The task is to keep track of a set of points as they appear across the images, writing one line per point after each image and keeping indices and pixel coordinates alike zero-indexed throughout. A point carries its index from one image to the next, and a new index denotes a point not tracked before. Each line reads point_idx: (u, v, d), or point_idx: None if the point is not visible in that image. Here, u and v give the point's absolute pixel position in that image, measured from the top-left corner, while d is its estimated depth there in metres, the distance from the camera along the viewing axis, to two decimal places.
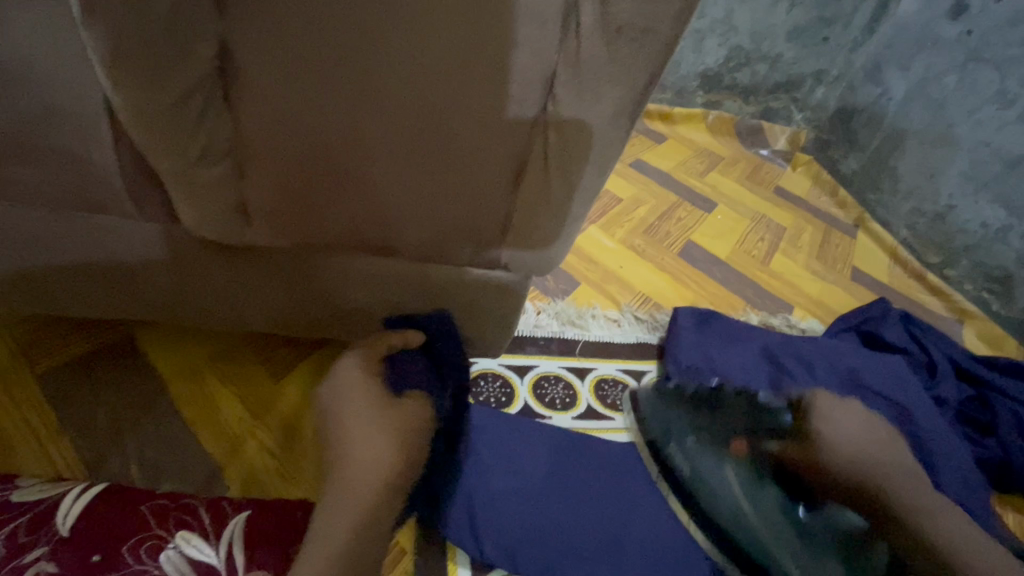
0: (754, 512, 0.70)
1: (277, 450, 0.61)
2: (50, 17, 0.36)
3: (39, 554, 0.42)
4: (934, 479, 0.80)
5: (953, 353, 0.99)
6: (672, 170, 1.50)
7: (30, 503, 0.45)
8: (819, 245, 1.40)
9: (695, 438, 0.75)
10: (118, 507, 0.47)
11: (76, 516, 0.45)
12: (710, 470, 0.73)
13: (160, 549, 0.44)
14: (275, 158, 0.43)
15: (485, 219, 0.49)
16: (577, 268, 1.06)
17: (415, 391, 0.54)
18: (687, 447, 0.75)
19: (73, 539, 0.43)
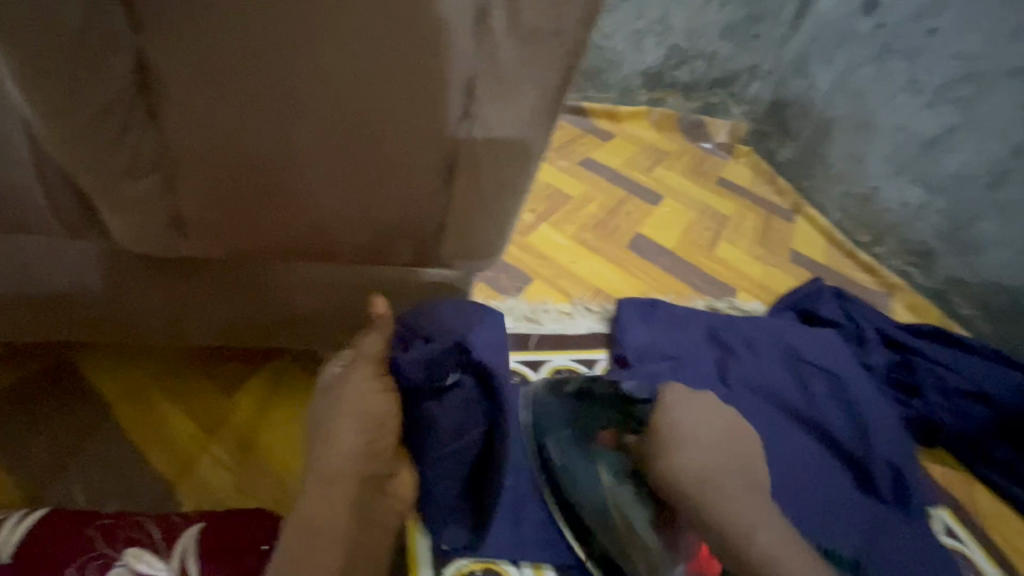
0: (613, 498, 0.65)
1: (232, 464, 0.61)
2: None
3: None
4: (867, 441, 0.86)
5: (880, 322, 1.05)
6: (620, 167, 1.56)
7: None
8: (759, 231, 1.48)
9: (570, 429, 0.70)
10: (60, 528, 0.50)
11: (15, 545, 0.48)
12: (578, 466, 0.68)
13: (109, 566, 0.48)
14: (205, 168, 0.43)
15: (421, 220, 0.51)
16: (530, 266, 1.09)
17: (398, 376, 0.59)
18: (565, 443, 0.70)
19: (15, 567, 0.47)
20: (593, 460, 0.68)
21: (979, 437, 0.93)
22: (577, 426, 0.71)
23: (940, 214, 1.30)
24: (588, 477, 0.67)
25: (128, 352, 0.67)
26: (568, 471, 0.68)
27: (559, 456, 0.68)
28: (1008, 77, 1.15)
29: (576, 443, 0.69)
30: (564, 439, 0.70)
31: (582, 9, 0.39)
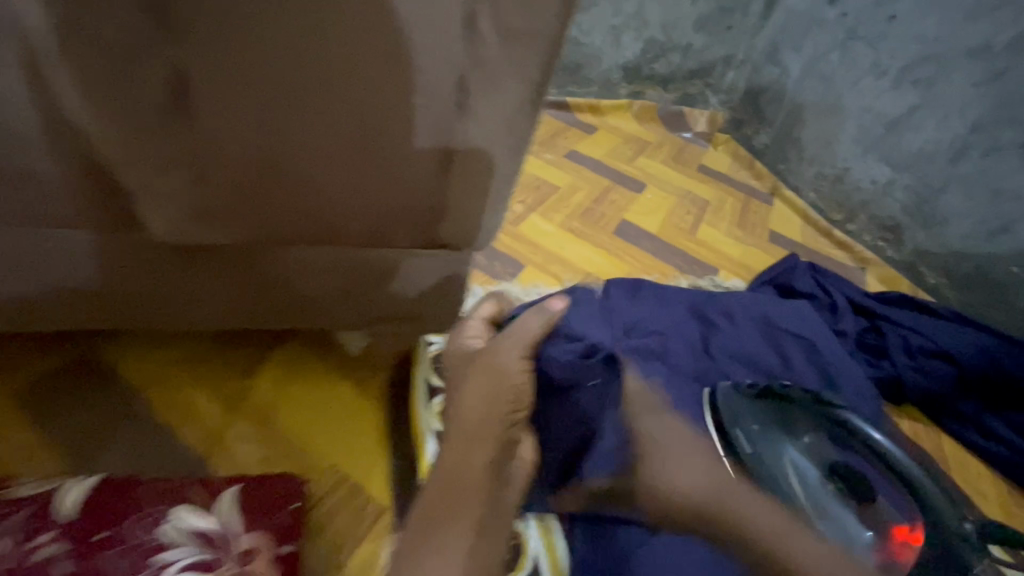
0: (799, 490, 0.71)
1: (256, 437, 0.67)
2: (33, 62, 0.42)
3: (47, 538, 0.51)
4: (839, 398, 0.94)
5: (850, 292, 1.13)
6: (605, 158, 1.63)
7: (36, 495, 0.54)
8: (739, 213, 1.55)
9: (757, 423, 0.77)
10: (113, 492, 0.55)
11: (74, 505, 0.54)
12: (772, 453, 0.74)
13: (158, 524, 0.53)
14: (232, 163, 0.49)
15: (422, 205, 0.57)
16: (521, 253, 1.15)
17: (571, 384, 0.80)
18: (753, 432, 0.76)
19: (74, 525, 0.53)
20: (779, 448, 0.75)
21: (946, 393, 1.00)
22: (772, 416, 0.78)
23: (906, 190, 1.38)
24: (779, 465, 0.73)
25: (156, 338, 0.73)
26: (761, 461, 0.73)
27: (749, 443, 0.75)
28: (963, 58, 1.22)
29: (761, 436, 0.76)
30: (753, 431, 0.76)
31: (557, 13, 0.46)
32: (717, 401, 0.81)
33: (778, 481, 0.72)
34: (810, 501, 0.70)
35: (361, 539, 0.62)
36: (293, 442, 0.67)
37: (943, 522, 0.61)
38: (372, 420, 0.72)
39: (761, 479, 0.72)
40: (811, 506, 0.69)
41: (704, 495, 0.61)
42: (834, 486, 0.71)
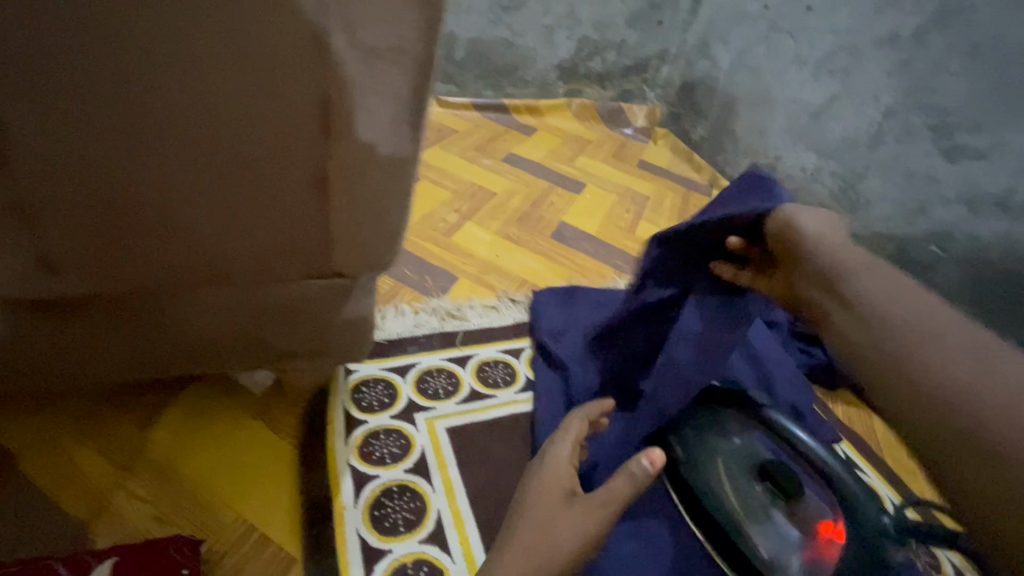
0: (733, 498, 0.69)
1: (152, 495, 0.61)
2: None
3: None
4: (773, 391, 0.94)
5: None
6: (545, 162, 1.62)
7: None
8: (678, 208, 1.56)
9: (690, 426, 0.75)
10: None
11: None
12: (705, 459, 0.72)
13: None
14: (74, 208, 0.45)
15: (308, 235, 0.53)
16: (454, 265, 1.11)
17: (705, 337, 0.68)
18: (686, 437, 0.74)
19: None
20: (711, 454, 0.72)
21: None
22: (706, 419, 0.75)
23: (833, 176, 1.40)
24: (712, 473, 0.71)
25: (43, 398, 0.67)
26: (696, 470, 0.72)
27: (682, 450, 0.74)
28: (875, 46, 1.27)
29: (695, 442, 0.74)
30: (687, 436, 0.75)
31: (420, 25, 0.43)
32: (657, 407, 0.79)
33: (711, 489, 0.71)
34: (741, 508, 0.69)
35: None
36: (195, 497, 0.62)
37: (862, 517, 0.60)
38: (281, 463, 0.67)
39: (694, 488, 0.72)
40: (743, 516, 0.68)
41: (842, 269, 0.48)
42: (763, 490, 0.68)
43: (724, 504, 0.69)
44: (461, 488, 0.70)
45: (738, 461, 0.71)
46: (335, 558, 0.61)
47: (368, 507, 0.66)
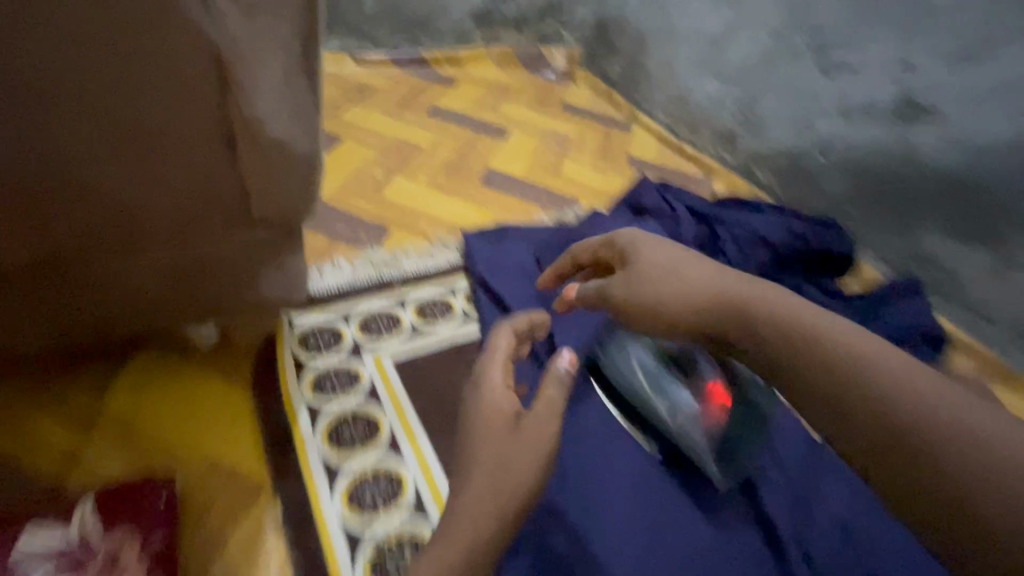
0: (645, 382, 0.80)
1: (117, 446, 0.67)
2: None
3: None
4: None
5: (691, 201, 1.25)
6: (469, 112, 1.66)
7: None
8: (599, 144, 1.65)
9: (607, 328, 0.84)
10: None
11: None
12: (620, 355, 0.81)
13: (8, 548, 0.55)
14: (4, 177, 0.51)
15: (224, 187, 0.59)
16: (387, 218, 1.16)
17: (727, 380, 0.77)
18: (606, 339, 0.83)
19: None
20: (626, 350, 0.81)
21: (772, 273, 1.14)
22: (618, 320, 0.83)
23: (735, 100, 1.52)
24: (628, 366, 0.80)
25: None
26: (615, 366, 0.81)
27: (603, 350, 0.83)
28: None
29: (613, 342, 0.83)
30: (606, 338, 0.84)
31: None
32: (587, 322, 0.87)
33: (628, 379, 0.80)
34: (652, 389, 0.79)
35: (244, 511, 0.65)
36: (159, 442, 0.68)
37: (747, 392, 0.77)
38: (237, 402, 0.74)
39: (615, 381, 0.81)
40: (656, 396, 0.78)
41: (722, 314, 0.51)
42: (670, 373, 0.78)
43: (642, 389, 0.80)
44: (412, 409, 0.78)
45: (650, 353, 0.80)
46: (300, 471, 0.69)
47: (325, 431, 0.73)
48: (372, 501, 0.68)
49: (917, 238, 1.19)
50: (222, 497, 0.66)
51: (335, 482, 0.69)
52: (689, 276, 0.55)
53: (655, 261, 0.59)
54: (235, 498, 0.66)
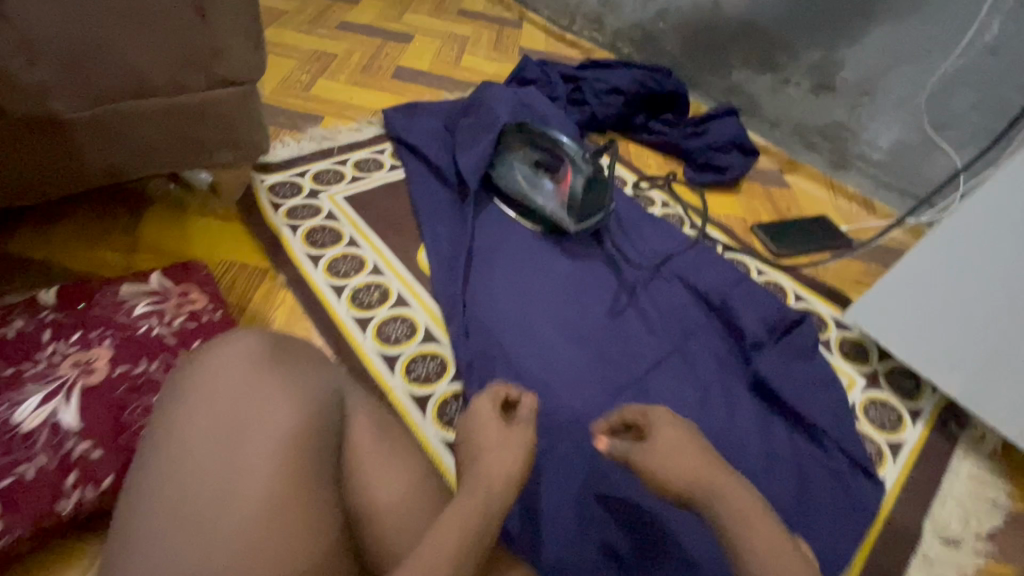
0: (522, 180, 1.17)
1: (158, 258, 0.97)
2: None
3: (46, 311, 0.77)
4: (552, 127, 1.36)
5: (562, 69, 1.57)
6: (374, 22, 1.89)
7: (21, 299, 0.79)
8: (493, 40, 1.92)
9: (495, 153, 1.21)
10: (75, 285, 0.81)
11: (53, 291, 0.80)
12: (505, 168, 1.19)
13: (116, 290, 0.82)
14: (56, 50, 0.77)
15: (196, 50, 0.86)
16: (319, 109, 1.43)
17: (731, 338, 0.99)
18: (495, 161, 1.21)
19: (59, 301, 0.79)
20: (510, 165, 1.20)
21: (625, 114, 1.51)
22: (502, 148, 1.21)
23: None
24: (510, 173, 1.19)
25: (56, 216, 0.99)
26: (501, 176, 1.19)
27: (492, 167, 1.21)
28: None
29: (499, 161, 1.21)
30: (494, 159, 1.21)
31: None
32: (478, 146, 1.21)
33: (511, 181, 1.18)
34: (527, 183, 1.17)
35: (259, 281, 0.97)
36: (187, 252, 0.99)
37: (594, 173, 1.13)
38: (235, 228, 1.05)
39: (503, 185, 1.19)
40: (529, 187, 1.16)
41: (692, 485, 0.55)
42: (539, 171, 1.17)
43: (521, 185, 1.17)
44: (363, 222, 1.12)
45: (525, 162, 1.19)
46: (288, 256, 1.01)
47: (303, 236, 1.05)
48: (345, 270, 1.01)
49: (730, 74, 1.56)
50: (242, 278, 0.97)
51: (317, 261, 1.01)
52: (682, 460, 0.56)
53: (664, 438, 0.60)
54: (249, 276, 0.97)
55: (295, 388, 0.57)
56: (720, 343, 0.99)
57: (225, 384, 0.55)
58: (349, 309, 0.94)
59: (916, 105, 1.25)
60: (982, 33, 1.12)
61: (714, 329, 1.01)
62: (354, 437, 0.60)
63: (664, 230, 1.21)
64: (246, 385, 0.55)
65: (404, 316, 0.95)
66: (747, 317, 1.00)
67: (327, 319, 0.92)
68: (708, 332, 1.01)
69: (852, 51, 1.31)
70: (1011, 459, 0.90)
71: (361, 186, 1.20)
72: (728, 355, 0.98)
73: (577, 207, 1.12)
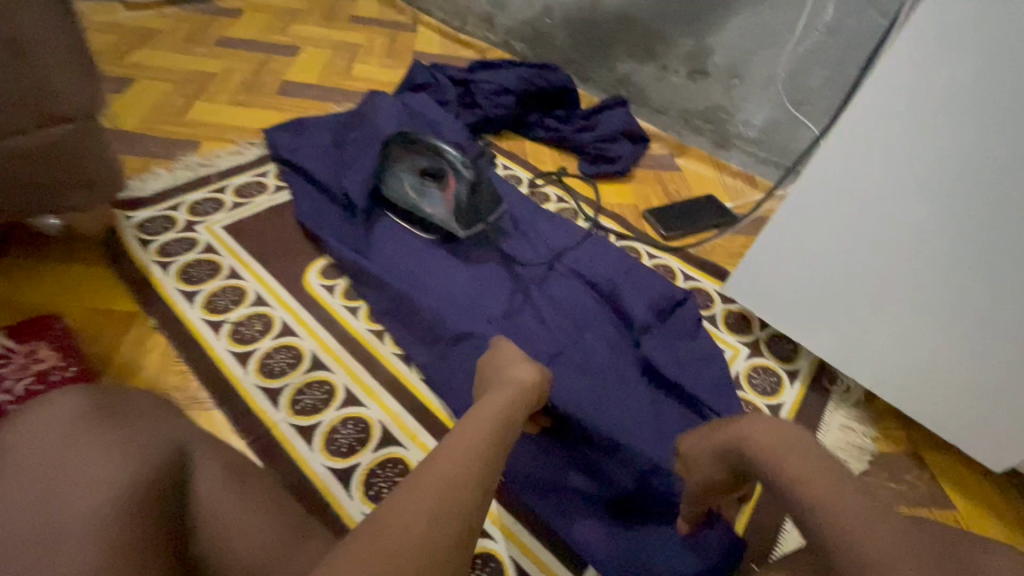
0: (411, 191, 1.15)
1: (9, 316, 0.89)
2: None
3: None
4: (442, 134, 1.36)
5: (452, 72, 1.57)
6: (257, 36, 1.81)
7: None
8: (387, 46, 1.89)
9: (381, 166, 1.18)
10: None
11: None
12: (393, 180, 1.16)
13: None
14: None
15: (20, 86, 0.79)
16: (196, 134, 1.35)
17: (621, 329, 1.02)
18: (383, 174, 1.18)
19: None
20: (398, 175, 1.17)
21: (517, 113, 1.52)
22: (389, 159, 1.18)
23: None
24: (398, 184, 1.16)
25: None
26: (390, 188, 1.16)
27: (381, 180, 1.17)
28: None
29: (387, 173, 1.18)
30: (381, 172, 1.18)
31: None
32: (364, 160, 1.18)
33: (399, 192, 1.15)
34: (415, 193, 1.14)
35: (127, 328, 0.90)
36: (44, 305, 0.91)
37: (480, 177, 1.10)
38: (99, 273, 0.98)
39: (392, 197, 1.16)
40: (417, 197, 1.14)
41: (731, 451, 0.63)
42: (428, 180, 1.14)
43: (410, 196, 1.14)
44: (245, 252, 1.07)
45: (414, 172, 1.16)
46: (161, 297, 0.95)
47: (176, 273, 1.00)
48: (224, 304, 0.97)
49: (616, 66, 1.61)
50: (108, 326, 0.90)
51: (193, 299, 0.96)
52: (712, 437, 0.67)
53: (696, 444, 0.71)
54: (117, 324, 0.91)
55: (121, 434, 0.52)
56: (610, 331, 1.02)
57: (40, 446, 0.50)
58: (229, 346, 0.90)
59: (778, 85, 1.34)
60: (820, 15, 1.21)
61: (607, 320, 1.03)
62: (195, 478, 0.54)
63: (559, 224, 1.22)
64: (70, 444, 0.50)
65: (289, 345, 0.92)
66: (637, 303, 1.03)
67: (203, 359, 0.87)
68: (601, 321, 1.03)
69: (718, 37, 1.38)
70: (875, 406, 0.99)
71: (242, 213, 1.15)
72: (620, 345, 1.00)
73: (467, 210, 1.09)
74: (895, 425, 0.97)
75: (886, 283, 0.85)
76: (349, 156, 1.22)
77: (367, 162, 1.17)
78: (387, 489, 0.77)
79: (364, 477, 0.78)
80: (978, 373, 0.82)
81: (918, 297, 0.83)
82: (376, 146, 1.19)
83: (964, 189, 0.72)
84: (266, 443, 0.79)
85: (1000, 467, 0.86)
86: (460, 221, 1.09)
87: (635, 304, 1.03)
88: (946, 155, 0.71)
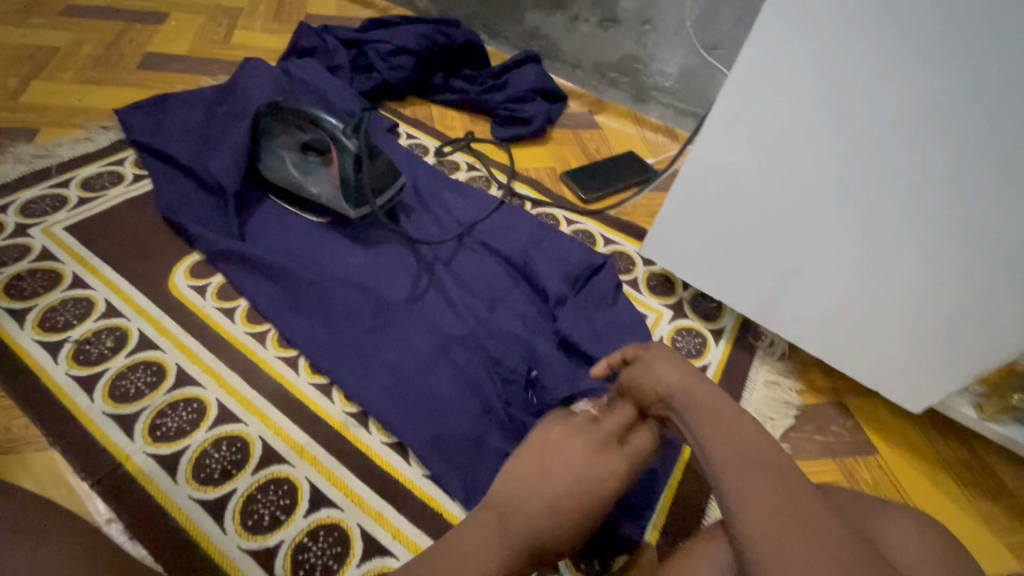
0: (294, 169, 0.99)
1: None
2: None
3: None
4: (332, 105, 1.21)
5: (341, 33, 1.40)
6: (112, 2, 1.55)
7: None
8: (271, 9, 1.68)
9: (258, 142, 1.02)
10: None
11: None
12: (273, 158, 1.01)
13: None
14: None
15: None
16: (32, 121, 1.14)
17: (537, 302, 0.95)
18: (262, 151, 1.02)
19: None
20: (278, 152, 1.01)
21: (419, 75, 1.38)
22: (266, 134, 1.02)
23: None
24: (279, 163, 1.01)
25: None
26: (271, 168, 1.01)
27: (262, 159, 1.02)
28: None
29: (267, 150, 1.02)
30: (260, 150, 1.02)
31: None
32: (235, 138, 1.02)
33: (280, 171, 1.00)
34: (298, 172, 0.99)
35: None
36: None
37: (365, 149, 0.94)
38: None
39: (274, 178, 1.01)
40: (301, 176, 0.99)
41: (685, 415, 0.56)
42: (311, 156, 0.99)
43: (293, 175, 0.99)
44: (92, 254, 0.91)
45: (295, 148, 1.00)
46: None
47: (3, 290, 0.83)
48: (65, 320, 0.82)
49: (524, 18, 1.49)
50: None
51: (25, 319, 0.81)
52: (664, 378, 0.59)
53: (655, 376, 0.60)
54: None
55: None
56: (525, 306, 0.94)
57: None
58: (69, 369, 0.76)
59: (688, 30, 1.27)
60: None
61: (521, 295, 0.95)
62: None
63: (472, 192, 1.12)
64: None
65: (148, 361, 0.79)
66: (551, 274, 0.95)
67: (36, 390, 0.73)
68: (516, 296, 0.95)
69: None
70: (800, 357, 0.97)
71: (90, 209, 0.98)
72: (536, 321, 0.92)
73: (357, 187, 0.95)
74: (820, 375, 0.96)
75: (801, 228, 0.80)
76: (218, 135, 1.06)
77: (239, 140, 1.01)
78: (270, 516, 0.68)
79: (241, 504, 0.68)
80: (897, 317, 0.78)
81: (833, 243, 0.78)
82: (250, 121, 1.03)
83: (868, 121, 0.66)
84: (116, 482, 0.67)
85: (918, 408, 0.85)
86: (351, 201, 0.96)
87: (549, 276, 0.95)
88: (848, 83, 0.65)
